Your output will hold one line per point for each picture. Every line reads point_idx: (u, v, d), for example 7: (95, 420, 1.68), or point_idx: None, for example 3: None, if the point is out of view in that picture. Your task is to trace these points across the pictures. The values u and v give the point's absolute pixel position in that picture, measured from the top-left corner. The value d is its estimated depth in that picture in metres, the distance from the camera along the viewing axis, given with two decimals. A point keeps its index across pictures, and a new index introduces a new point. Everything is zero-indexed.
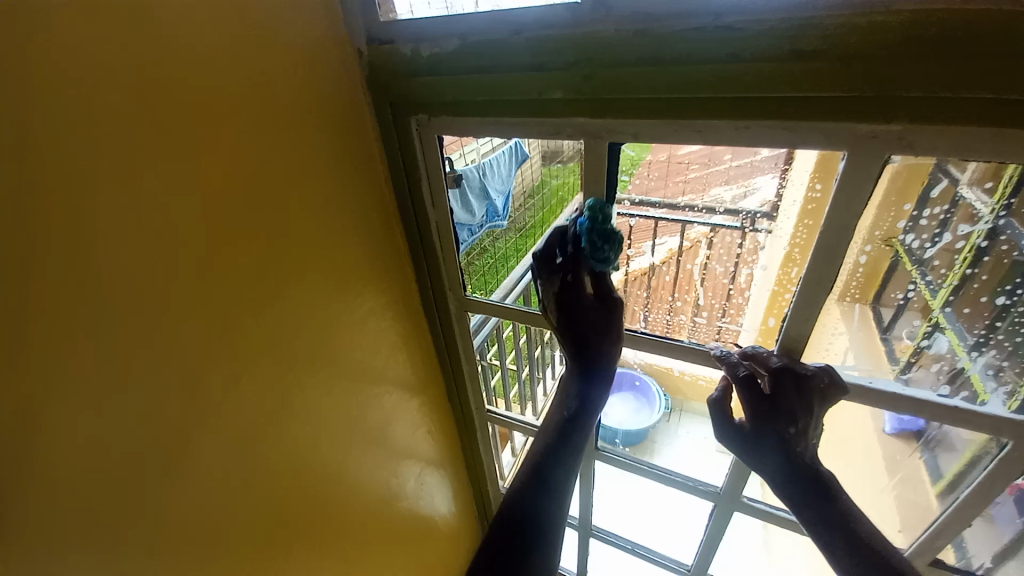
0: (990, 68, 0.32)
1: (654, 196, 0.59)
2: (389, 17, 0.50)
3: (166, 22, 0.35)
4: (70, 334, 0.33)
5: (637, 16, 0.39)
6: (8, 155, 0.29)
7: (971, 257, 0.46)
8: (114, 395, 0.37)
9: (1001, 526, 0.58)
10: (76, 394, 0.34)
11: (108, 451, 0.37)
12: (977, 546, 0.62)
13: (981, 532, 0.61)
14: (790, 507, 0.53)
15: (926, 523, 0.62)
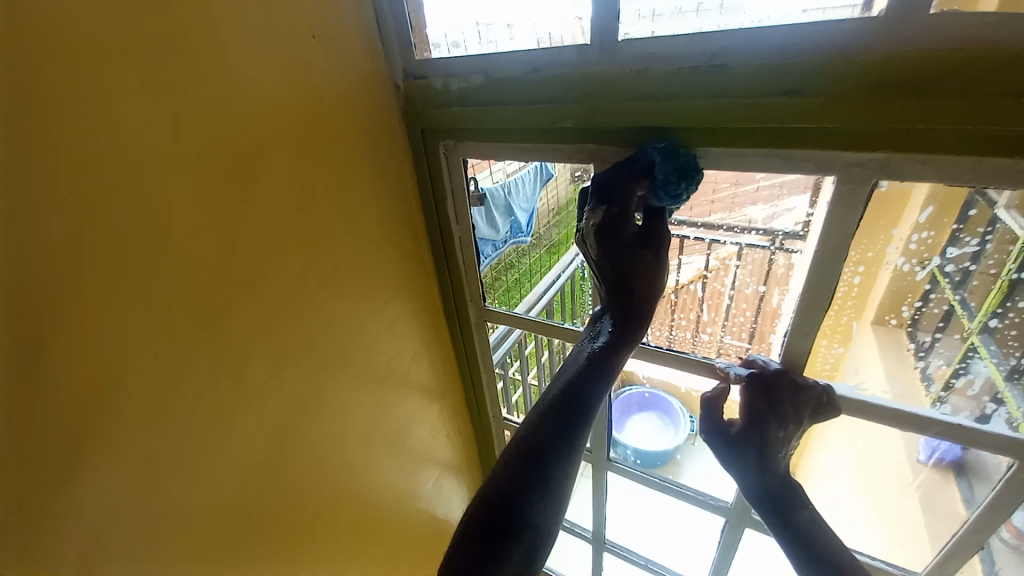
0: (963, 100, 0.35)
1: (682, 214, 0.60)
2: (423, 55, 0.56)
3: (232, 66, 0.43)
4: (136, 322, 0.40)
5: (640, 56, 0.44)
6: (101, 174, 0.36)
7: (1008, 285, 0.46)
8: (165, 375, 0.43)
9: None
10: (136, 373, 0.41)
11: (158, 423, 0.44)
12: None
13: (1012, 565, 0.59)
14: (759, 510, 0.55)
15: (933, 547, 0.63)
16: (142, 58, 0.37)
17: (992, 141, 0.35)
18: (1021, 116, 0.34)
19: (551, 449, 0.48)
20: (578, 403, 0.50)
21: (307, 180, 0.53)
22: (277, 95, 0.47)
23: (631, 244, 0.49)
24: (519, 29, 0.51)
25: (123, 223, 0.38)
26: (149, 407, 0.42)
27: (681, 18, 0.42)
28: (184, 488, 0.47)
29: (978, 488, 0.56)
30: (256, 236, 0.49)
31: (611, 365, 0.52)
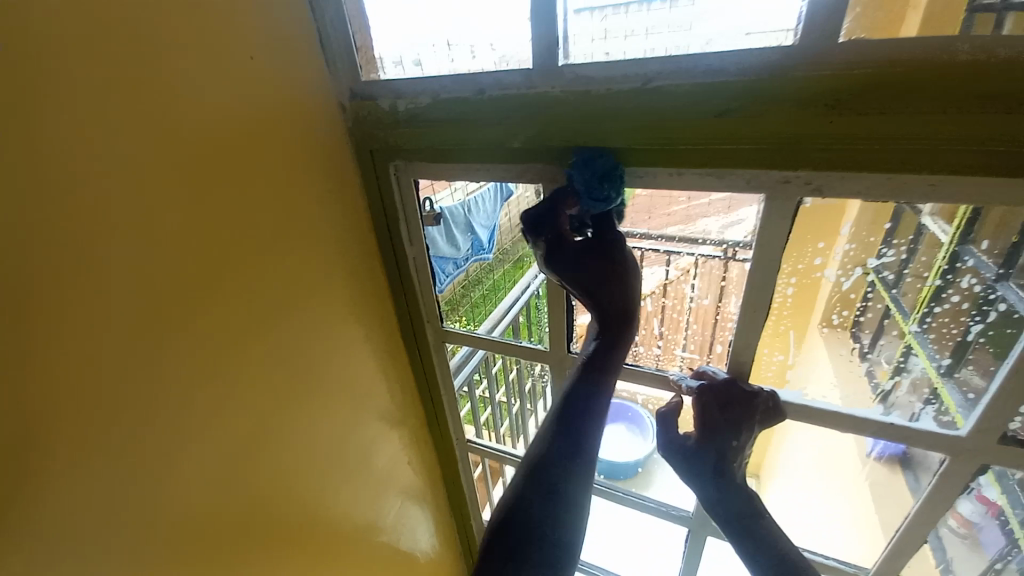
0: (869, 121, 0.37)
1: (641, 228, 0.60)
2: (370, 76, 0.56)
3: (160, 87, 0.42)
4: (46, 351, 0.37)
5: (581, 80, 0.45)
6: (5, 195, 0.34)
7: (936, 287, 0.51)
8: (83, 408, 0.40)
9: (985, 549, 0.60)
10: (47, 406, 0.38)
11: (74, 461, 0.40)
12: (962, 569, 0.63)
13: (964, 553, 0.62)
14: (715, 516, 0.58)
15: (883, 544, 0.65)
16: (52, 75, 0.36)
17: (900, 159, 0.38)
18: (925, 134, 0.37)
19: (557, 467, 0.52)
20: (578, 417, 0.54)
21: (247, 202, 0.51)
22: (211, 115, 0.46)
23: (581, 253, 0.51)
24: (479, 49, 0.52)
25: (32, 251, 0.36)
26: (64, 447, 0.39)
27: (633, 41, 0.44)
28: (107, 531, 0.44)
29: (917, 480, 0.59)
30: (190, 261, 0.46)
31: (605, 373, 0.55)
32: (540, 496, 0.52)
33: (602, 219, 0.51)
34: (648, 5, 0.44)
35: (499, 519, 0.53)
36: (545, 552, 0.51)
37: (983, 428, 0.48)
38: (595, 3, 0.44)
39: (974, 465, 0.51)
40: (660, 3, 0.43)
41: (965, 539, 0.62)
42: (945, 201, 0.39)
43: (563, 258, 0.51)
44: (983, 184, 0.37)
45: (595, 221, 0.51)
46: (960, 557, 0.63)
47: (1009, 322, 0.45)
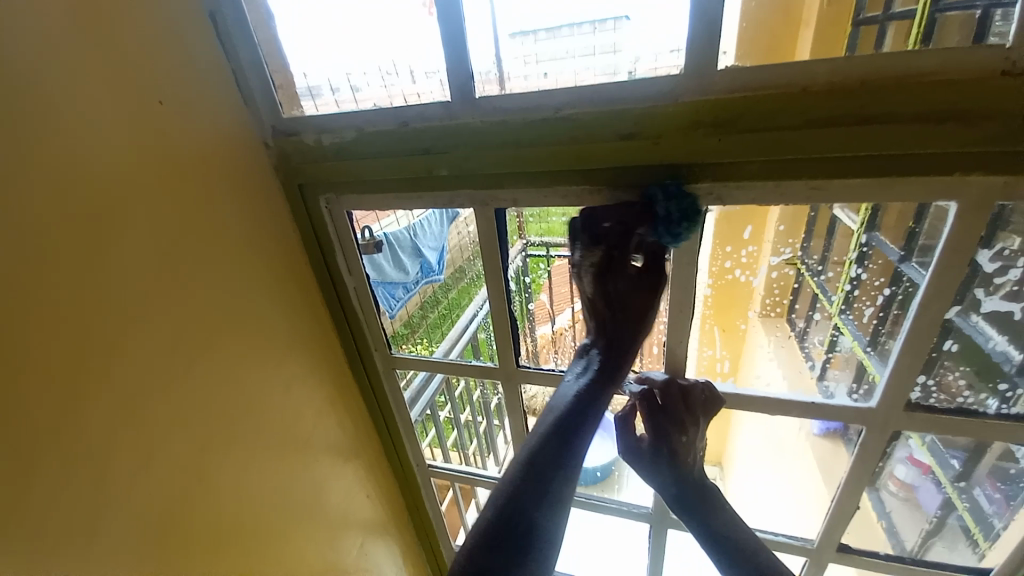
0: (752, 135, 0.42)
1: None
2: (292, 113, 0.56)
3: (58, 139, 0.40)
4: None
5: (498, 110, 0.47)
6: None
7: (850, 276, 0.59)
8: None
9: (925, 509, 0.66)
10: None
11: None
12: (905, 529, 0.69)
13: (907, 515, 0.68)
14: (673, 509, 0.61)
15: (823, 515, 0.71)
16: None
17: (780, 169, 0.43)
18: (802, 146, 0.41)
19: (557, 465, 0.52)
20: (569, 432, 0.54)
21: (169, 249, 0.49)
22: (121, 164, 0.44)
23: (632, 283, 0.51)
24: (418, 72, 0.53)
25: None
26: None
27: (568, 62, 0.48)
28: None
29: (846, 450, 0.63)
30: (103, 319, 0.44)
31: (603, 395, 0.54)
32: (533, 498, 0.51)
33: (653, 249, 0.49)
34: (579, 28, 0.47)
35: (485, 519, 0.51)
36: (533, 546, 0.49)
37: (889, 400, 0.53)
38: (528, 28, 0.48)
39: (889, 433, 0.56)
40: (589, 26, 0.47)
41: (905, 502, 0.68)
42: (830, 201, 0.44)
43: (616, 278, 0.50)
44: (857, 185, 0.42)
45: (647, 253, 0.49)
46: (903, 522, 0.69)
47: (900, 302, 0.51)
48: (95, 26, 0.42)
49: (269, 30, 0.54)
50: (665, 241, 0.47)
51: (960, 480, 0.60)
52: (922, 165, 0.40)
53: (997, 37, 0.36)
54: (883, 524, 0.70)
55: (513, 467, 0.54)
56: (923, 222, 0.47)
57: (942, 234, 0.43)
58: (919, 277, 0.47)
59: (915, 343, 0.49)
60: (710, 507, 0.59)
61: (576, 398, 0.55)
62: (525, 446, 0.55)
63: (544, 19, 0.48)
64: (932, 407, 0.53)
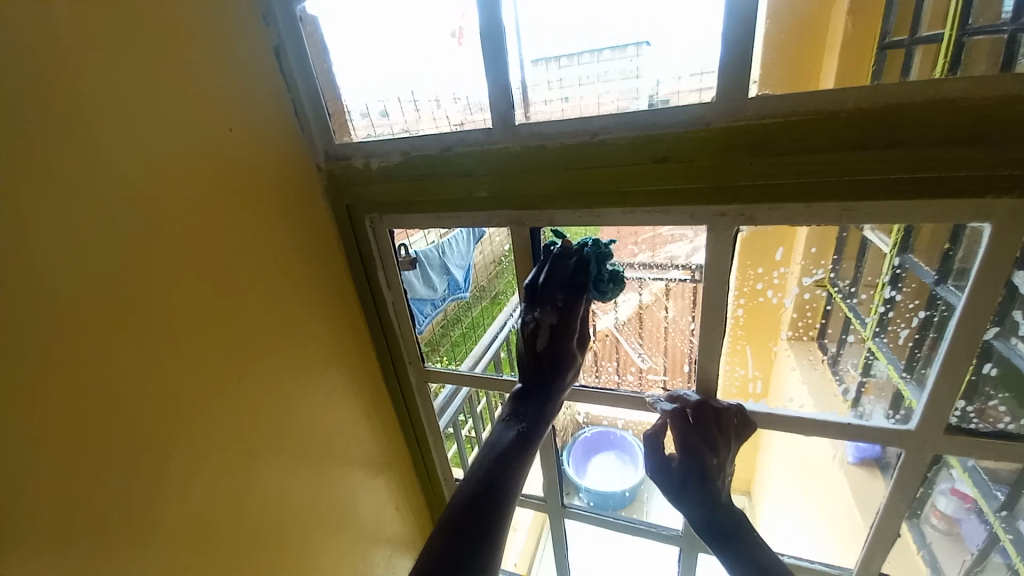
0: (780, 159, 0.44)
1: (610, 258, 0.64)
2: (344, 139, 0.61)
3: (143, 164, 0.45)
4: (35, 417, 0.39)
5: (536, 135, 0.50)
6: (13, 272, 0.37)
7: (884, 296, 0.58)
8: (69, 473, 0.41)
9: (968, 543, 0.63)
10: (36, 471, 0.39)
11: (59, 526, 0.41)
12: (950, 563, 0.65)
13: (949, 548, 0.65)
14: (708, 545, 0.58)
15: (862, 547, 0.68)
16: (51, 161, 0.39)
17: (813, 190, 0.44)
18: (834, 168, 0.43)
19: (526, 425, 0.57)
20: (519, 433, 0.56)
21: (228, 264, 0.53)
22: (191, 185, 0.49)
23: (557, 304, 0.55)
24: (444, 100, 0.57)
25: (6, 331, 0.37)
26: (47, 521, 0.40)
27: (586, 86, 0.51)
28: None
29: (883, 475, 0.62)
30: (167, 325, 0.48)
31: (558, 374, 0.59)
32: (499, 477, 0.52)
33: (574, 292, 0.54)
34: (599, 54, 0.50)
35: (464, 491, 0.51)
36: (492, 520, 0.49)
37: (928, 420, 0.52)
38: (550, 55, 0.51)
39: (929, 456, 0.55)
40: (609, 52, 0.50)
41: (950, 537, 0.65)
42: (860, 221, 0.44)
43: (564, 332, 0.56)
44: (887, 207, 0.43)
45: (564, 294, 0.54)
46: (949, 562, 0.65)
47: (935, 325, 0.51)
48: (179, 63, 0.47)
49: (324, 61, 0.58)
50: (594, 295, 0.55)
51: (1003, 510, 0.58)
52: (947, 187, 0.41)
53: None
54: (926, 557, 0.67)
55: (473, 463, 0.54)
56: (957, 246, 0.47)
57: (976, 256, 0.44)
58: (956, 298, 0.48)
59: (954, 364, 0.48)
60: (744, 539, 0.56)
61: (518, 396, 0.59)
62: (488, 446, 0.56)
63: (565, 46, 0.50)
64: (970, 429, 0.52)
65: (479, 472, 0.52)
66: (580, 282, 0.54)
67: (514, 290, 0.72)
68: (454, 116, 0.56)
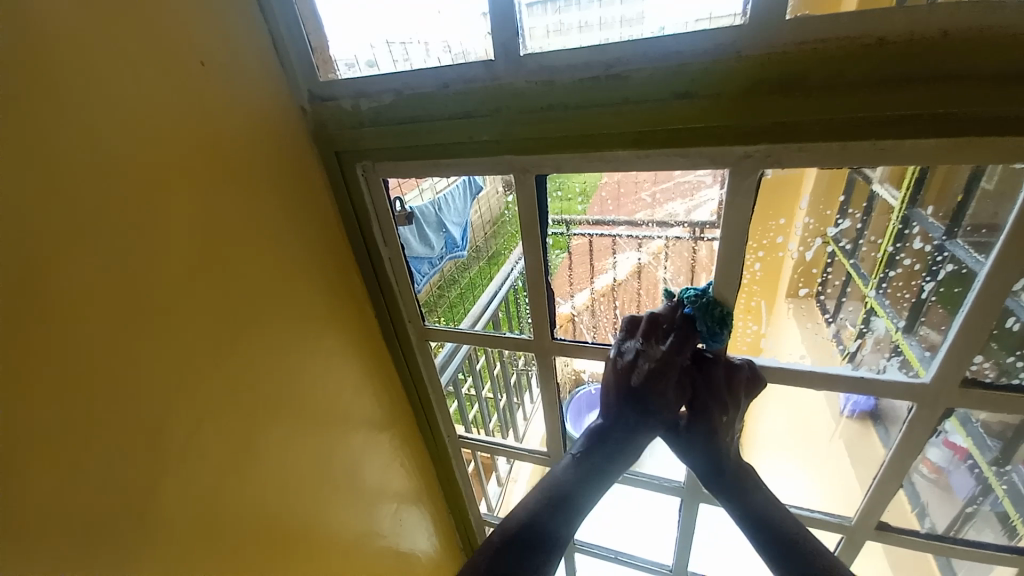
0: (812, 93, 0.40)
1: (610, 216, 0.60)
2: (329, 77, 0.55)
3: (110, 100, 0.40)
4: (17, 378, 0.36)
5: (543, 69, 0.46)
6: None
7: (894, 236, 0.54)
8: (64, 433, 0.39)
9: (959, 491, 0.64)
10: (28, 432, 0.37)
11: (60, 486, 0.39)
12: (938, 508, 0.67)
13: (939, 496, 0.66)
14: (716, 497, 0.59)
15: (855, 500, 0.70)
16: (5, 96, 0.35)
17: (849, 128, 0.40)
18: (873, 103, 0.39)
19: (587, 470, 0.55)
20: (597, 461, 0.56)
21: (212, 216, 0.49)
22: (165, 127, 0.44)
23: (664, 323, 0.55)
24: (434, 49, 0.52)
25: None
26: (47, 482, 0.39)
27: (588, 33, 0.45)
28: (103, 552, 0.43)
29: (881, 445, 0.64)
30: (153, 278, 0.45)
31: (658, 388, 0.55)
32: (557, 505, 0.53)
33: (682, 336, 0.55)
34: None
35: (507, 529, 0.52)
36: (536, 546, 0.50)
37: (945, 373, 0.51)
38: None
39: (942, 409, 0.54)
40: None
41: (937, 484, 0.66)
42: (894, 164, 0.41)
43: (661, 330, 0.55)
44: (926, 147, 0.39)
45: (676, 337, 0.55)
46: (936, 504, 0.67)
47: (958, 279, 0.49)
48: None
49: None
50: (704, 340, 0.56)
51: (999, 462, 0.58)
52: (992, 125, 0.37)
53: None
54: (911, 502, 0.68)
55: (541, 484, 0.55)
56: (972, 198, 0.46)
57: (1010, 210, 0.42)
58: (980, 264, 0.46)
59: (979, 319, 0.46)
60: (746, 488, 0.57)
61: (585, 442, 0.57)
62: (544, 481, 0.56)
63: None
64: (984, 381, 0.51)
65: (535, 502, 0.54)
66: (688, 331, 0.55)
67: (518, 240, 0.64)
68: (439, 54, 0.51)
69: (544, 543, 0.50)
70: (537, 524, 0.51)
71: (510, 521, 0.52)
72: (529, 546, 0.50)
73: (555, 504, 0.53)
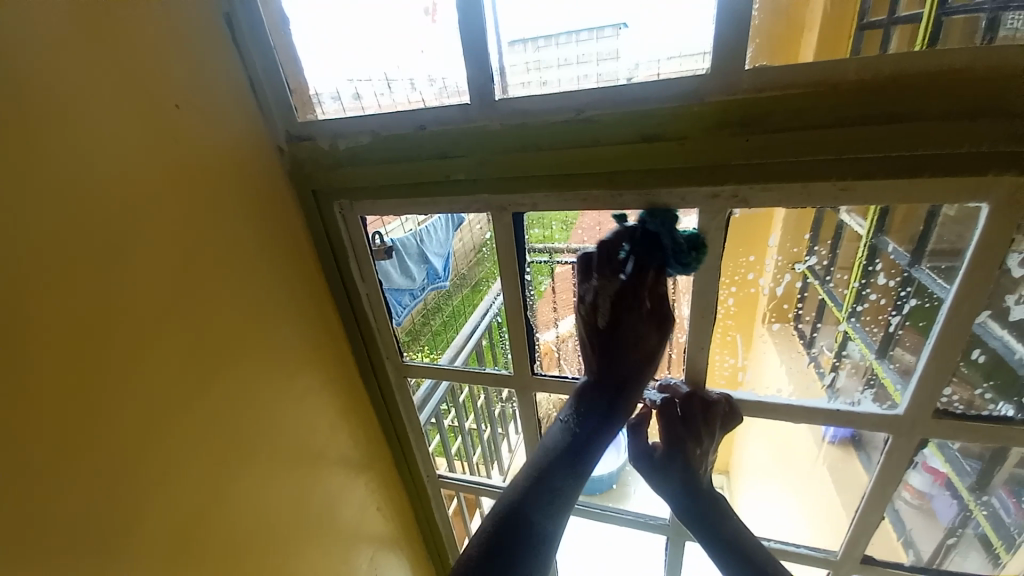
0: (773, 138, 0.41)
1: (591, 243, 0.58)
2: (307, 117, 0.56)
3: (77, 142, 0.40)
4: None
5: (517, 113, 0.47)
6: None
7: (861, 270, 0.57)
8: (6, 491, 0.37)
9: (942, 516, 0.64)
10: None
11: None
12: (922, 535, 0.67)
13: (923, 522, 0.66)
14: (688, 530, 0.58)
15: (842, 534, 0.69)
16: None
17: (810, 170, 0.42)
18: (829, 148, 0.41)
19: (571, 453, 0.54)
20: (580, 440, 0.55)
21: (182, 256, 0.48)
22: (135, 168, 0.44)
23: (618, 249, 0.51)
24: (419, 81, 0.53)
25: None
26: None
27: (566, 69, 0.47)
28: None
29: (865, 473, 0.63)
30: (115, 322, 0.43)
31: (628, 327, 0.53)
32: (537, 491, 0.53)
33: (642, 258, 0.50)
34: (577, 35, 0.46)
35: (492, 520, 0.52)
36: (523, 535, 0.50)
37: (918, 404, 0.52)
38: (528, 36, 0.47)
39: (917, 439, 0.54)
40: (588, 34, 0.46)
41: (921, 509, 0.65)
42: (854, 203, 0.43)
43: (619, 262, 0.51)
44: (883, 187, 0.41)
45: (634, 261, 0.51)
46: (920, 528, 0.67)
47: (922, 312, 0.50)
48: (115, 30, 0.42)
49: (284, 35, 0.53)
50: (676, 271, 0.50)
51: (978, 489, 0.59)
52: (941, 167, 0.39)
53: (1009, 29, 0.37)
54: (896, 529, 0.68)
55: (526, 470, 0.55)
56: (931, 228, 0.48)
57: (969, 240, 0.43)
58: (944, 293, 0.47)
59: (945, 350, 0.48)
60: (718, 516, 0.57)
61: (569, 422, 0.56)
62: (530, 466, 0.56)
63: (543, 26, 0.46)
64: (955, 411, 0.52)
65: (521, 489, 0.54)
66: (649, 258, 0.50)
67: (496, 275, 0.68)
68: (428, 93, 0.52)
69: (531, 532, 0.50)
70: (523, 513, 0.51)
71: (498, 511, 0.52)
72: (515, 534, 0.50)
73: (541, 488, 0.53)
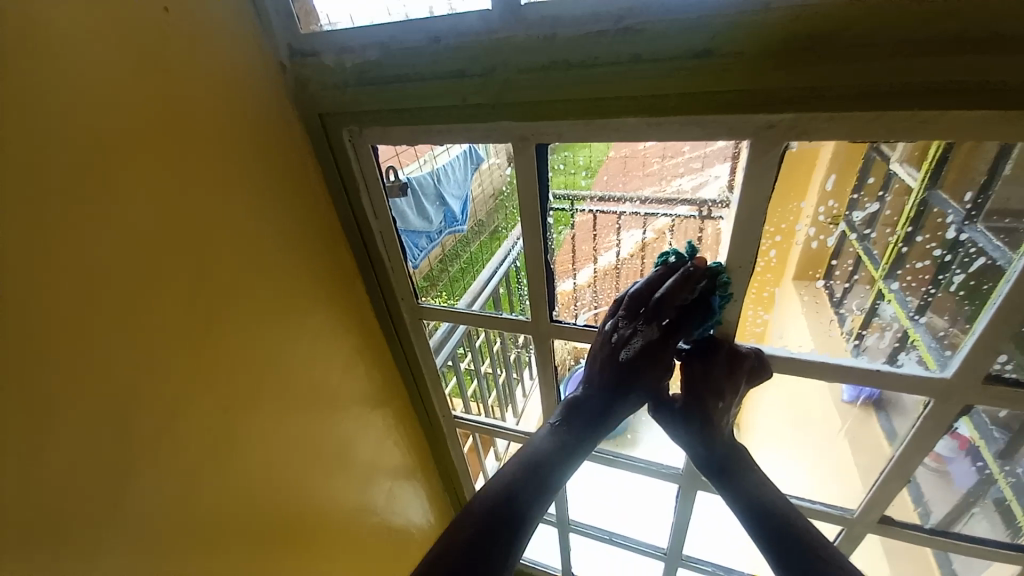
0: (846, 56, 0.35)
1: (616, 191, 0.58)
2: (309, 29, 0.51)
3: (51, 54, 0.36)
4: None
5: (545, 22, 0.41)
6: None
7: (912, 217, 0.51)
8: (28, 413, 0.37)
9: (958, 482, 0.62)
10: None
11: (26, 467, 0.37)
12: (936, 501, 0.65)
13: (940, 487, 0.64)
14: (710, 484, 0.57)
15: (858, 500, 0.68)
16: None
17: (887, 98, 0.36)
18: (911, 70, 0.34)
19: (570, 426, 0.53)
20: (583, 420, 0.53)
21: (181, 183, 0.46)
22: (122, 85, 0.40)
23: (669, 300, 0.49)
24: None
25: None
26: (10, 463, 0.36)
27: None
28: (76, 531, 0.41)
29: (889, 443, 0.61)
30: (115, 253, 0.41)
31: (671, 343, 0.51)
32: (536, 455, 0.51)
33: (684, 312, 0.50)
34: None
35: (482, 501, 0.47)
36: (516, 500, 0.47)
37: (967, 369, 0.48)
38: None
39: (958, 406, 0.51)
40: None
41: (937, 474, 0.63)
42: (933, 139, 0.37)
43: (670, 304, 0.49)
44: (970, 120, 0.35)
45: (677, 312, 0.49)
46: (935, 493, 0.65)
47: (990, 273, 0.45)
48: None
49: None
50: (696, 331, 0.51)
51: (1004, 458, 0.56)
52: None
53: None
54: (910, 494, 0.66)
55: (517, 462, 0.50)
56: (995, 182, 0.43)
57: None
58: (1011, 257, 0.42)
59: (1006, 315, 0.43)
60: (745, 475, 0.54)
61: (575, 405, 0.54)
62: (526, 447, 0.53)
63: None
64: (1007, 379, 0.48)
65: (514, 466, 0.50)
66: (693, 309, 0.50)
67: (514, 224, 0.62)
68: (441, 8, 0.44)
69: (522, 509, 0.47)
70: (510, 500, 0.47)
71: (480, 509, 0.46)
72: (508, 516, 0.46)
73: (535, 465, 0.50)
